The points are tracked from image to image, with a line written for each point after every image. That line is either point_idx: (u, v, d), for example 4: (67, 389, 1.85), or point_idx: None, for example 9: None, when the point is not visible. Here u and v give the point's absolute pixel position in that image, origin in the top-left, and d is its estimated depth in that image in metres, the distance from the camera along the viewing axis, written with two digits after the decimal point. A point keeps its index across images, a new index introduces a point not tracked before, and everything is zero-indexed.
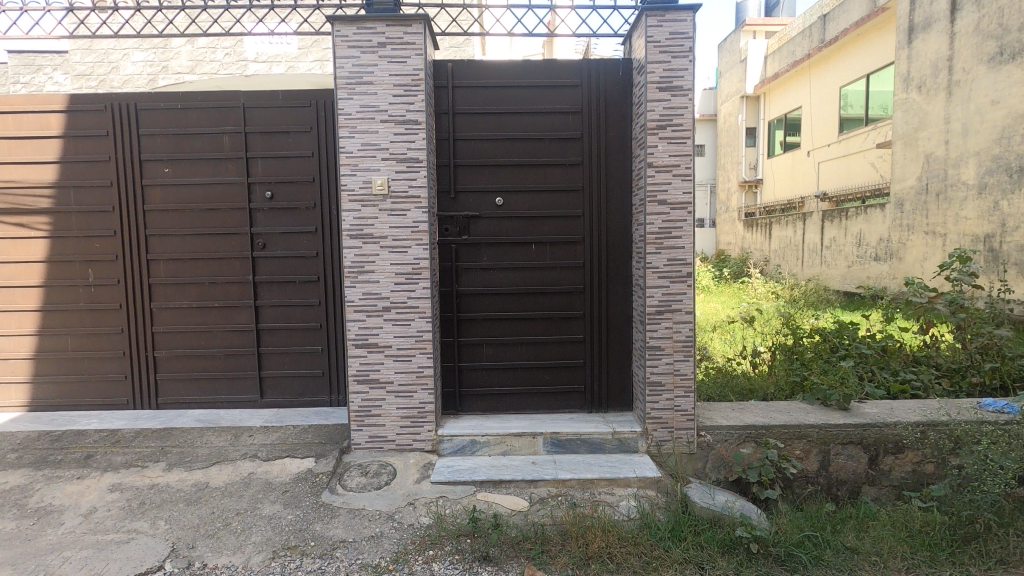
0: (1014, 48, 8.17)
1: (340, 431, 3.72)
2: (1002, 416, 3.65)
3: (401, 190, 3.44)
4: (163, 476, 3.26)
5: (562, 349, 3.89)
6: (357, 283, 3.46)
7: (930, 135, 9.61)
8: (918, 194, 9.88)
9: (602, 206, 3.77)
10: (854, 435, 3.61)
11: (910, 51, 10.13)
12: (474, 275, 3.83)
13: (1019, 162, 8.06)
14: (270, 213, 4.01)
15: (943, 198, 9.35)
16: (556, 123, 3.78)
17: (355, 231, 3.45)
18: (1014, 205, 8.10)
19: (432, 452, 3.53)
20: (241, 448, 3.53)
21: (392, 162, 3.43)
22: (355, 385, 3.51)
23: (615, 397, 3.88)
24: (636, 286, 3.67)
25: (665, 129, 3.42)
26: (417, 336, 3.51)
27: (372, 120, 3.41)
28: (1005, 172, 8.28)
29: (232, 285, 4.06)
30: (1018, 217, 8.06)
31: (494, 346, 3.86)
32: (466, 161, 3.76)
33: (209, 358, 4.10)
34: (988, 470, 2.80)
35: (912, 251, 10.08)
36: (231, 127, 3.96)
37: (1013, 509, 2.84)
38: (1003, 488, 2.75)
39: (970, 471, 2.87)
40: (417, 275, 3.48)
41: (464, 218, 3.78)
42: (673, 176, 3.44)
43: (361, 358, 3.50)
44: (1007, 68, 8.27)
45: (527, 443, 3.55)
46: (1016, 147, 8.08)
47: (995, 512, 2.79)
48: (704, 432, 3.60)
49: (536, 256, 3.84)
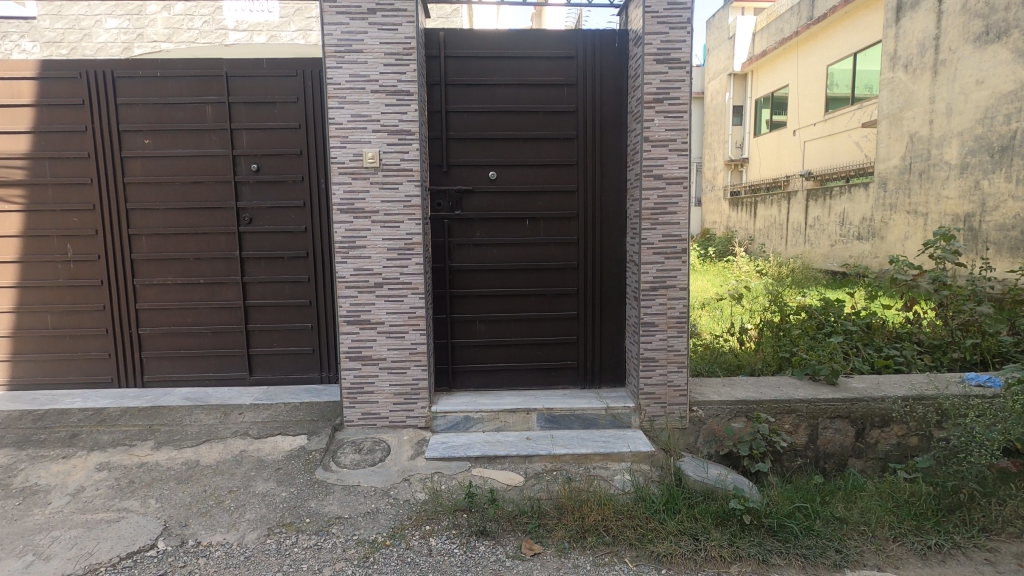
0: (999, 28, 8.20)
1: (332, 408, 3.68)
2: (985, 391, 3.74)
3: (393, 163, 3.36)
4: (152, 455, 3.21)
5: (555, 326, 3.88)
6: (348, 259, 3.40)
7: (915, 114, 9.65)
8: (902, 174, 9.97)
9: (596, 181, 3.73)
10: (842, 409, 3.67)
11: (898, 29, 10.10)
12: (466, 251, 3.77)
13: (1001, 142, 8.16)
14: (256, 186, 3.90)
15: (926, 177, 9.45)
16: (550, 95, 3.71)
17: (346, 205, 3.37)
18: (995, 185, 8.23)
19: (426, 428, 3.52)
20: (231, 426, 3.48)
21: (383, 134, 3.33)
22: (347, 362, 3.47)
23: (608, 373, 3.89)
24: (631, 263, 3.65)
25: (663, 103, 3.37)
26: (410, 313, 3.46)
27: (362, 90, 3.30)
28: (986, 152, 8.38)
29: (219, 261, 3.96)
30: (998, 196, 8.19)
31: (487, 323, 3.84)
32: (459, 134, 3.67)
33: (196, 335, 4.01)
34: (974, 442, 2.86)
35: (895, 230, 10.20)
36: (214, 97, 3.82)
37: (996, 479, 2.91)
38: (987, 459, 2.82)
39: (956, 443, 2.93)
40: (410, 251, 3.42)
41: (457, 192, 3.71)
42: (669, 151, 3.40)
43: (353, 335, 3.45)
44: (992, 48, 8.31)
45: (521, 419, 3.55)
46: (999, 127, 8.16)
47: (979, 482, 2.87)
48: (696, 407, 3.63)
49: (529, 232, 3.80)
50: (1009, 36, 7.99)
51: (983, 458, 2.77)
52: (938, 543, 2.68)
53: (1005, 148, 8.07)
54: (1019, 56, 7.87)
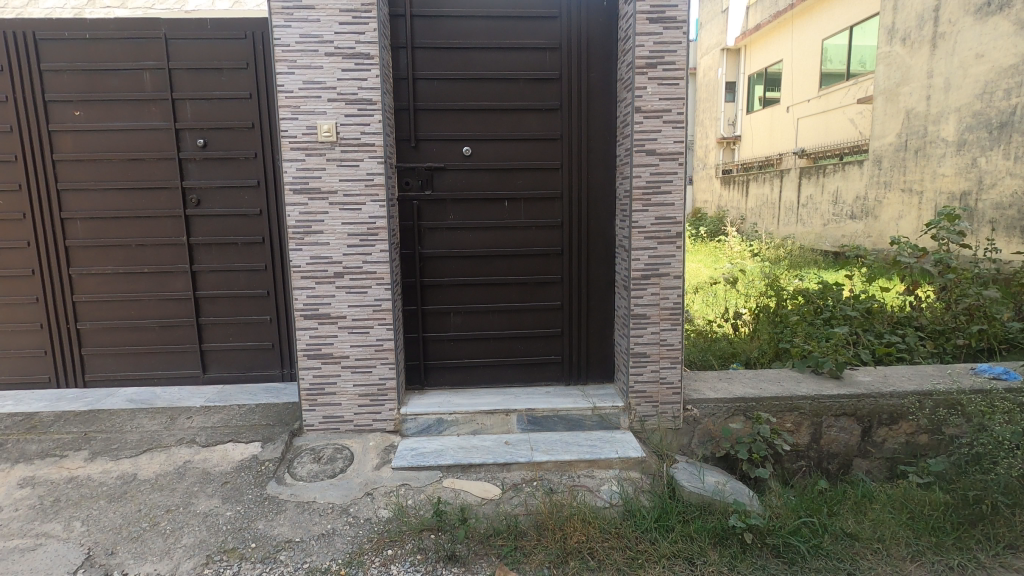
0: None
1: (291, 410, 3.34)
2: (1000, 384, 3.48)
3: (352, 137, 2.96)
4: (84, 468, 2.86)
5: (538, 318, 3.54)
6: (303, 245, 3.02)
7: (912, 90, 9.28)
8: (897, 151, 9.64)
9: (582, 157, 3.36)
10: (848, 406, 3.39)
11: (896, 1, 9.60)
12: (439, 236, 3.41)
13: (1000, 118, 7.87)
14: (204, 163, 3.49)
15: (921, 155, 9.14)
16: (531, 61, 3.31)
17: (299, 186, 2.98)
18: (992, 163, 7.96)
19: (395, 432, 3.19)
20: (176, 432, 3.13)
21: (341, 103, 2.93)
22: (305, 360, 3.12)
23: (595, 368, 3.57)
24: (620, 248, 3.31)
25: (656, 68, 2.99)
26: (375, 306, 3.10)
27: (314, 53, 2.89)
28: (985, 129, 8.09)
29: (165, 247, 3.56)
30: (995, 174, 7.93)
31: (463, 315, 3.49)
32: (428, 104, 3.28)
33: (142, 330, 3.63)
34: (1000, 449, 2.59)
35: (889, 209, 9.91)
36: (152, 62, 3.37)
37: None
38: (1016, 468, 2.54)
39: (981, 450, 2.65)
40: (373, 236, 3.05)
41: (427, 170, 3.33)
42: (663, 123, 3.03)
43: (311, 331, 3.10)
44: (994, 20, 7.97)
45: (500, 420, 3.24)
46: (998, 102, 7.87)
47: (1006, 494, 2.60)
48: (690, 405, 3.32)
49: (509, 215, 3.44)
50: (1012, 8, 7.66)
51: (1011, 468, 2.50)
52: (961, 563, 2.41)
53: (1004, 125, 7.79)
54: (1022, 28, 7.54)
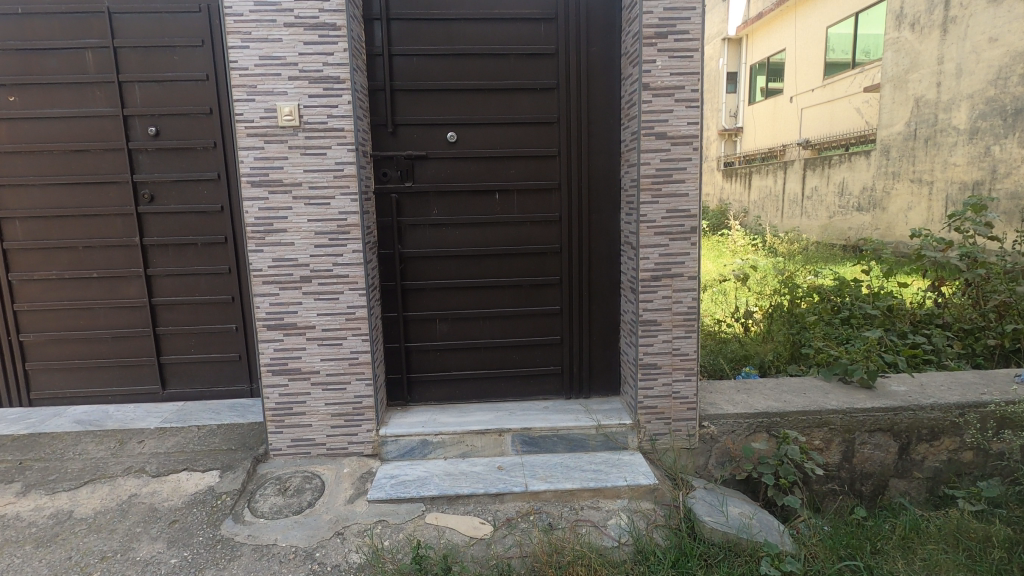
0: None
1: (257, 432, 2.97)
2: None
3: (317, 120, 2.58)
4: (13, 505, 2.48)
5: (534, 324, 3.16)
6: (264, 246, 2.64)
7: (922, 77, 8.82)
8: (905, 140, 9.17)
9: (582, 143, 2.97)
10: (884, 421, 3.01)
11: None
12: (422, 233, 3.03)
13: (1015, 104, 7.50)
14: (157, 155, 3.11)
15: (931, 144, 8.73)
16: (524, 33, 2.92)
17: (258, 177, 2.59)
18: (1007, 150, 7.60)
19: (373, 457, 2.82)
20: (124, 460, 2.75)
21: (304, 82, 2.54)
22: (269, 377, 2.74)
23: (598, 379, 3.19)
24: (626, 245, 2.92)
25: (667, 38, 2.60)
26: (348, 313, 2.73)
27: (272, 24, 2.50)
28: (999, 116, 7.72)
29: (115, 250, 3.18)
30: (1011, 162, 7.57)
31: (450, 322, 3.11)
32: (407, 84, 2.89)
33: (92, 342, 3.26)
34: None
35: (896, 200, 9.43)
36: (94, 40, 2.99)
37: None
38: None
39: None
40: (344, 235, 2.66)
41: (407, 159, 2.94)
42: (676, 102, 2.64)
43: (275, 343, 2.72)
44: (1008, 2, 7.60)
45: (492, 442, 2.86)
46: (1014, 88, 7.52)
47: None
48: (706, 422, 2.95)
49: (500, 209, 3.05)
50: None
51: None
52: None
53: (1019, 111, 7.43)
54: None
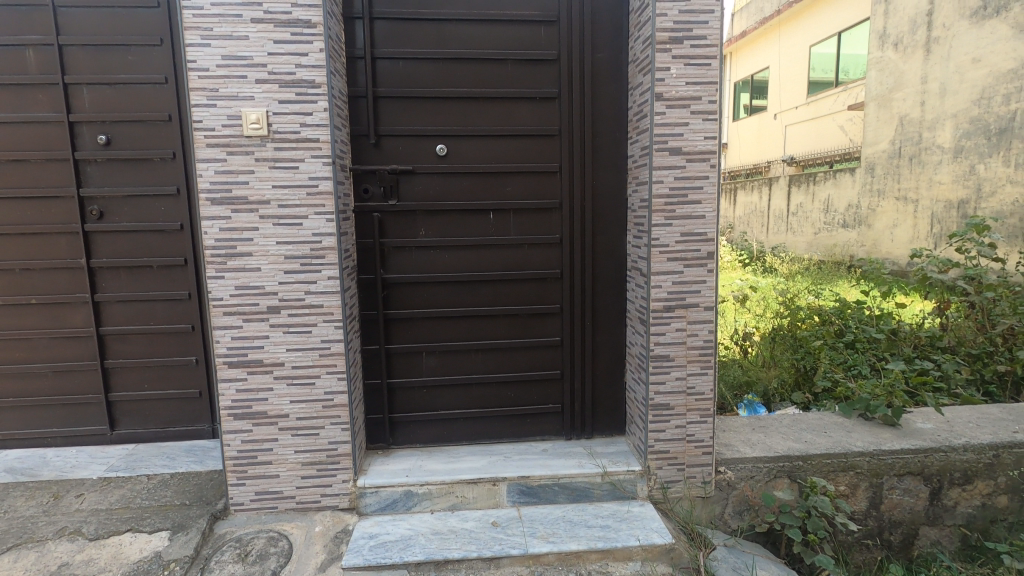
0: (999, 2, 7.50)
1: (216, 483, 2.61)
2: None
3: (289, 129, 2.26)
4: None
5: (532, 358, 2.85)
6: (226, 271, 2.30)
7: (905, 96, 8.77)
8: (890, 158, 9.12)
9: (586, 157, 2.69)
10: (914, 464, 2.74)
11: (886, 6, 9.17)
12: (407, 257, 2.71)
13: (999, 124, 7.46)
14: (108, 166, 2.76)
15: (915, 162, 8.65)
16: (523, 37, 2.65)
17: (219, 193, 2.26)
18: (992, 169, 7.53)
19: (350, 511, 2.48)
20: (57, 519, 2.36)
21: (273, 86, 2.23)
22: (230, 421, 2.39)
23: (602, 418, 2.89)
24: (635, 271, 2.64)
25: (682, 44, 2.35)
26: (322, 348, 2.39)
27: (237, 19, 2.19)
28: (983, 135, 7.67)
29: (58, 273, 2.81)
30: (995, 182, 7.51)
31: (439, 354, 2.79)
32: (392, 91, 2.60)
33: (30, 377, 2.87)
34: None
35: (882, 217, 9.36)
36: (37, 36, 2.64)
37: None
38: None
39: None
40: (319, 259, 2.34)
41: (391, 174, 2.64)
42: (692, 114, 2.38)
43: (238, 383, 2.37)
44: (991, 23, 7.61)
45: (485, 492, 2.53)
46: (998, 107, 7.49)
47: None
48: (723, 467, 2.65)
49: (495, 230, 2.76)
50: (1010, 10, 7.32)
51: None
52: None
53: (1003, 131, 7.39)
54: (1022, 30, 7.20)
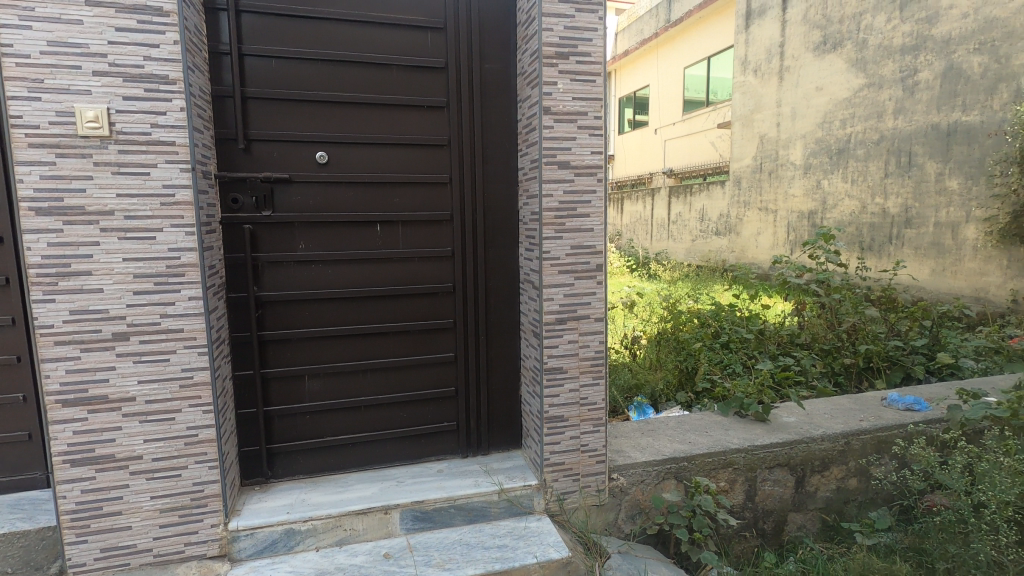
0: (835, 39, 8.46)
1: (51, 542, 2.21)
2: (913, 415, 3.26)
3: (137, 130, 1.98)
4: None
5: (425, 375, 2.74)
6: (57, 294, 1.96)
7: (765, 117, 9.86)
8: (754, 172, 10.13)
9: (476, 169, 2.64)
10: (781, 456, 2.98)
11: (746, 36, 10.23)
12: (285, 272, 2.49)
13: (837, 145, 8.45)
14: None
15: (774, 177, 9.68)
16: (409, 42, 2.55)
17: (46, 202, 1.92)
18: (833, 185, 8.51)
19: (221, 559, 2.21)
20: None
21: (116, 80, 1.94)
22: (65, 470, 2.03)
23: (499, 433, 2.85)
24: (528, 283, 2.63)
25: (568, 60, 2.37)
26: (183, 378, 2.12)
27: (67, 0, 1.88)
28: (825, 154, 8.66)
29: None
30: (836, 196, 8.50)
31: (323, 377, 2.60)
32: (264, 92, 2.38)
33: None
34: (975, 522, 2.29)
35: (748, 226, 10.35)
36: None
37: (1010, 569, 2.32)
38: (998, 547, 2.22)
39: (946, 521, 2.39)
40: (177, 278, 2.07)
41: (265, 182, 2.41)
42: (578, 129, 2.42)
43: (76, 424, 2.02)
44: (830, 57, 8.57)
45: (376, 522, 2.38)
46: (837, 131, 8.45)
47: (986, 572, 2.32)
48: (615, 474, 2.71)
49: (383, 243, 2.62)
50: (844, 47, 8.30)
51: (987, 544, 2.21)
52: None
53: (841, 151, 8.39)
54: (855, 64, 8.12)
